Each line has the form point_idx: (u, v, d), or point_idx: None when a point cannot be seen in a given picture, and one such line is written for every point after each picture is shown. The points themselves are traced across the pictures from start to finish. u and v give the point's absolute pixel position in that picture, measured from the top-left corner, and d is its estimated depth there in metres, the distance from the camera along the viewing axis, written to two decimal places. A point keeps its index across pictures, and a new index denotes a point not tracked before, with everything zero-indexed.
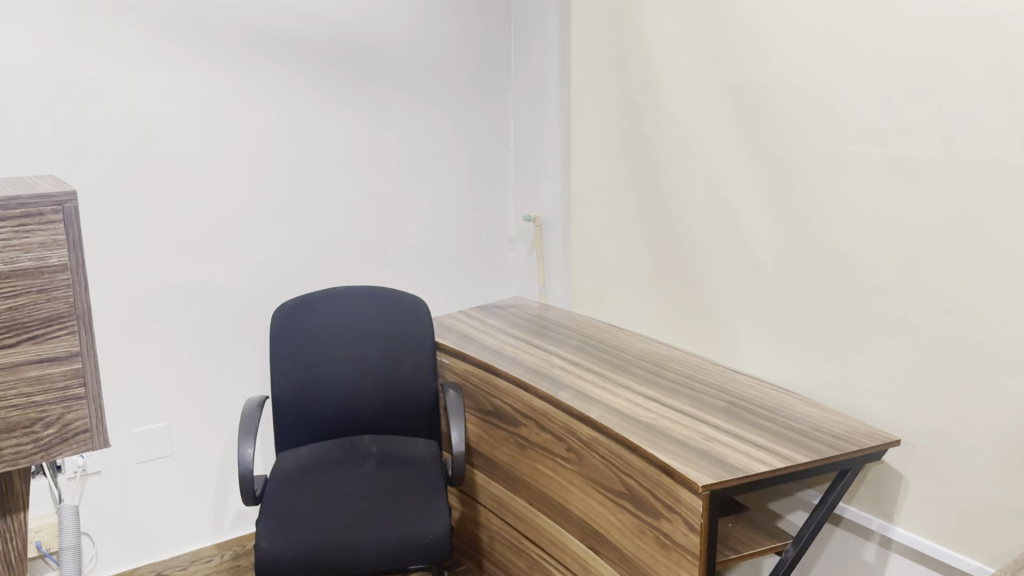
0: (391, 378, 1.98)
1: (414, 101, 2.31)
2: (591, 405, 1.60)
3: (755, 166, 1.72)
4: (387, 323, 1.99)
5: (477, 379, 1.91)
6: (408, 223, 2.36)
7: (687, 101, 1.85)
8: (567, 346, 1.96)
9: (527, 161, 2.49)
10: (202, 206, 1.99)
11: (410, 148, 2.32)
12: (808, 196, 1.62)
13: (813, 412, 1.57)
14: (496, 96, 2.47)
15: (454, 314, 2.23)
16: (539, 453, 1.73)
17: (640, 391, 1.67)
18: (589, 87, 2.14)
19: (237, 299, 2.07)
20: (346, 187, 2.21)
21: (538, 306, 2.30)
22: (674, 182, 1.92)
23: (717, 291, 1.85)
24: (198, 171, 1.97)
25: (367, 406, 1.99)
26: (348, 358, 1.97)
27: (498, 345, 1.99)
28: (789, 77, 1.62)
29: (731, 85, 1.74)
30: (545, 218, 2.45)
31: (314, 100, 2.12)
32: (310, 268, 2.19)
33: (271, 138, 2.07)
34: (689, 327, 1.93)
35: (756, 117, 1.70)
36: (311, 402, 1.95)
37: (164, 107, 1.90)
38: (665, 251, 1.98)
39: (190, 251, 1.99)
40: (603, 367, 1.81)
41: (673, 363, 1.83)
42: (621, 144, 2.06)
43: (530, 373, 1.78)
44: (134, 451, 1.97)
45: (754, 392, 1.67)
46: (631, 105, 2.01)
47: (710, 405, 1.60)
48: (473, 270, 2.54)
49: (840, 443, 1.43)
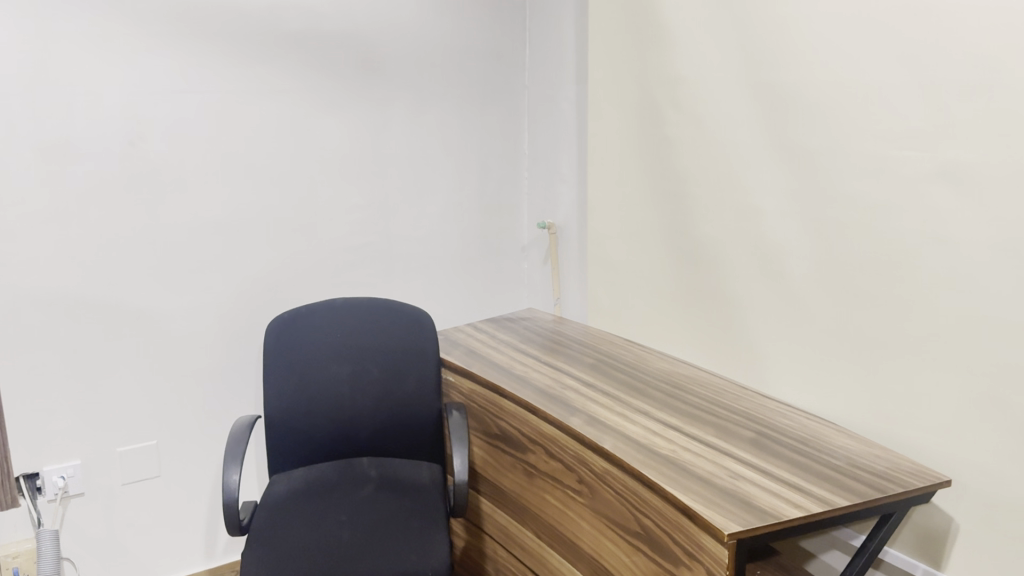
0: (392, 398, 1.85)
1: (420, 102, 2.18)
2: (602, 434, 1.46)
3: (785, 172, 1.56)
4: (390, 337, 1.86)
5: (482, 400, 1.77)
6: (415, 230, 2.23)
7: (710, 100, 1.70)
8: (581, 365, 1.82)
9: (541, 166, 2.35)
10: (193, 213, 1.87)
11: (416, 151, 2.19)
12: (845, 206, 1.46)
13: (851, 445, 1.42)
14: (508, 96, 2.34)
15: (462, 327, 2.09)
16: (547, 484, 1.59)
17: (657, 418, 1.52)
18: (607, 87, 1.99)
19: (229, 312, 1.95)
20: (348, 192, 2.09)
21: (553, 319, 2.16)
22: (698, 189, 1.77)
23: (744, 308, 1.70)
24: (188, 175, 1.85)
25: (367, 428, 1.86)
26: (347, 375, 1.84)
27: (507, 362, 1.84)
28: (825, 74, 1.46)
29: (758, 83, 1.59)
30: (560, 225, 2.30)
31: (313, 100, 2.00)
32: (310, 279, 2.07)
33: (267, 140, 1.95)
34: (714, 346, 1.78)
35: (786, 118, 1.54)
36: (306, 422, 1.82)
37: (153, 108, 1.78)
38: (687, 263, 1.83)
39: (181, 260, 1.87)
40: (618, 389, 1.67)
41: (695, 384, 1.68)
42: (640, 146, 1.91)
43: (538, 395, 1.64)
44: (120, 471, 1.85)
45: (784, 420, 1.51)
46: (650, 104, 1.86)
47: (737, 435, 1.45)
48: (484, 279, 2.41)
49: (884, 484, 1.28)
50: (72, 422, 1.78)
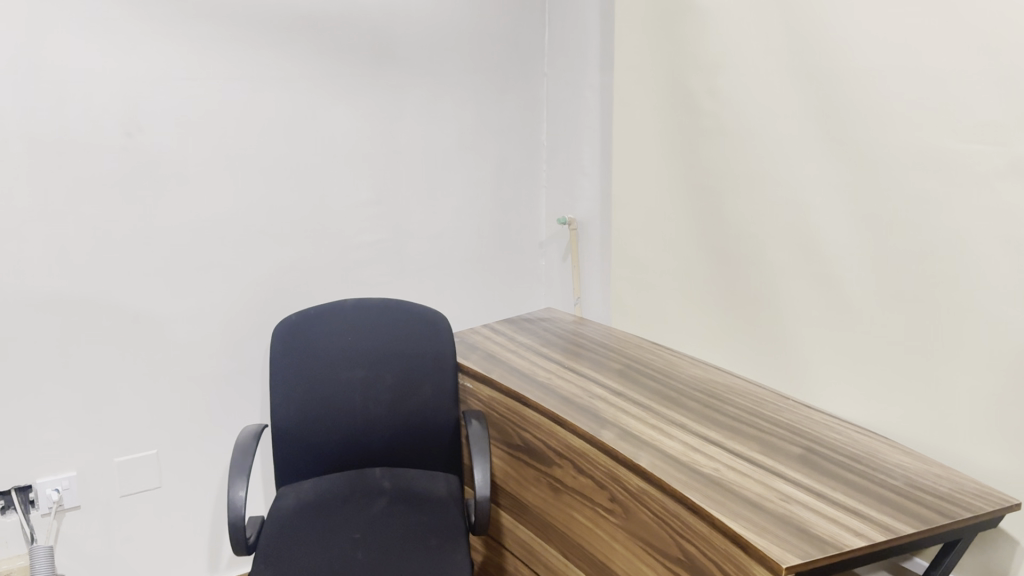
0: (407, 406, 1.74)
1: (435, 90, 2.07)
2: (638, 449, 1.35)
3: (834, 167, 1.46)
4: (405, 341, 1.75)
5: (503, 409, 1.66)
6: (429, 226, 2.13)
7: (752, 89, 1.59)
8: (607, 371, 1.71)
9: (561, 158, 2.25)
10: (195, 208, 1.75)
11: (430, 142, 2.08)
12: (903, 205, 1.35)
13: (907, 463, 1.32)
14: (526, 84, 2.24)
15: (478, 330, 1.98)
16: (575, 500, 1.48)
17: (696, 431, 1.42)
18: (634, 74, 1.88)
19: (233, 313, 1.84)
20: (359, 186, 1.98)
21: (574, 320, 2.06)
22: (735, 184, 1.66)
23: (787, 311, 1.60)
24: (189, 168, 1.73)
25: (380, 438, 1.75)
26: (359, 381, 1.73)
27: (528, 368, 1.73)
28: (882, 61, 1.35)
29: (805, 70, 1.47)
30: (581, 221, 2.19)
31: (323, 88, 1.88)
32: (319, 278, 1.96)
33: (274, 130, 1.83)
34: (753, 351, 1.68)
35: (837, 108, 1.43)
36: (316, 431, 1.72)
37: (152, 96, 1.66)
38: (723, 263, 1.72)
39: (184, 259, 1.76)
40: (651, 399, 1.56)
41: (732, 393, 1.58)
42: (673, 139, 1.80)
43: (564, 405, 1.54)
44: (118, 483, 1.75)
45: (830, 435, 1.41)
46: (685, 93, 1.75)
47: (785, 453, 1.35)
48: (499, 277, 2.31)
49: (948, 508, 1.18)
50: (67, 431, 1.68)
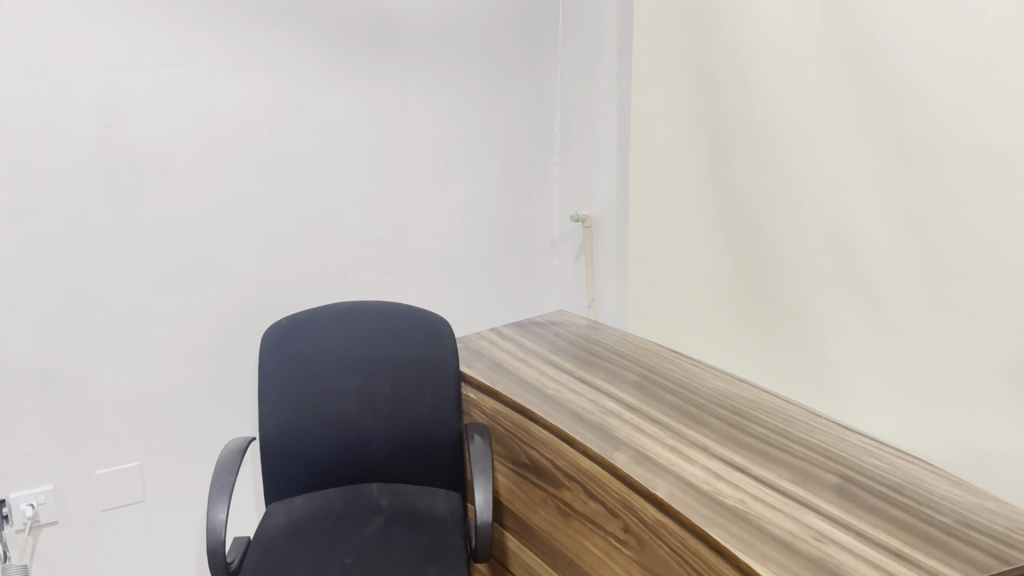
0: (406, 417, 1.62)
1: (440, 77, 1.94)
2: (654, 476, 1.22)
3: (876, 163, 1.31)
4: (406, 347, 1.63)
5: (508, 423, 1.54)
6: (433, 222, 2.00)
7: (786, 75, 1.44)
8: (622, 382, 1.58)
9: (576, 151, 2.11)
10: (181, 204, 1.63)
11: (435, 133, 1.96)
12: (957, 207, 1.21)
13: (957, 495, 1.18)
14: (539, 71, 2.10)
15: (484, 335, 1.85)
16: (585, 527, 1.36)
17: (719, 456, 1.28)
18: (655, 60, 1.73)
19: (222, 317, 1.73)
20: (358, 180, 1.85)
21: (587, 324, 1.92)
22: (764, 180, 1.52)
23: (820, 321, 1.46)
24: (175, 161, 1.61)
25: (377, 452, 1.63)
26: (355, 391, 1.61)
27: (535, 378, 1.60)
28: (934, 42, 1.20)
29: (845, 54, 1.32)
30: (596, 218, 2.06)
31: (320, 74, 1.75)
32: (315, 278, 1.84)
33: (267, 120, 1.70)
34: (782, 363, 1.55)
35: (881, 96, 1.28)
36: (308, 445, 1.60)
37: (133, 83, 1.53)
38: (750, 266, 1.58)
39: (169, 259, 1.64)
40: (669, 416, 1.42)
41: (759, 410, 1.44)
42: (696, 132, 1.66)
43: (575, 422, 1.41)
44: (98, 497, 1.64)
45: (868, 461, 1.28)
46: (710, 80, 1.60)
47: (817, 482, 1.22)
48: (507, 276, 2.18)
49: (1005, 552, 1.04)
50: (43, 443, 1.57)
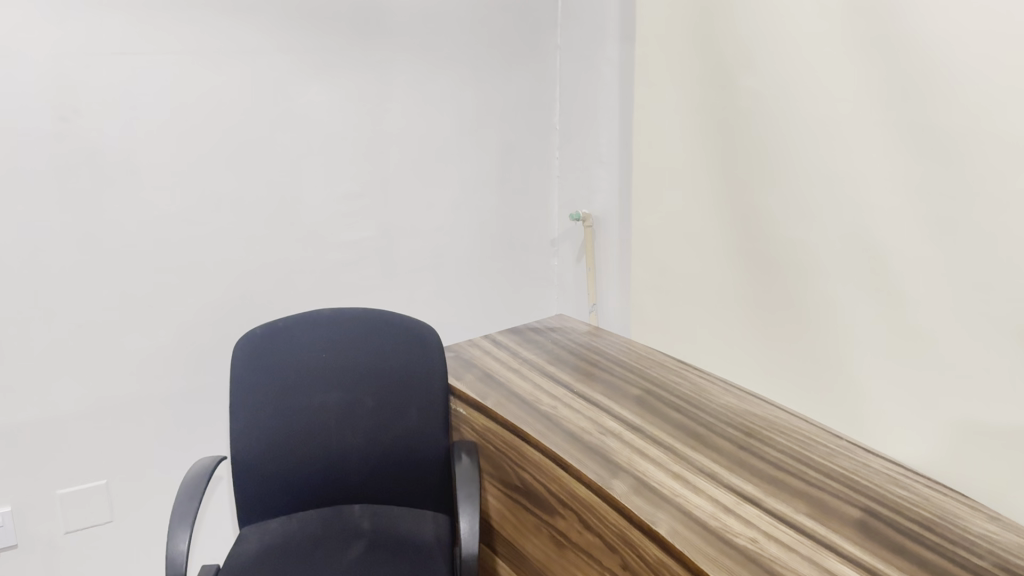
0: (389, 434, 1.50)
1: (428, 65, 1.81)
2: (654, 510, 1.09)
3: (903, 158, 1.17)
4: (389, 359, 1.50)
5: (499, 442, 1.41)
6: (423, 221, 1.88)
7: (800, 59, 1.30)
8: (621, 397, 1.45)
9: (575, 144, 1.98)
10: (146, 206, 1.51)
11: (423, 126, 1.83)
12: (996, 208, 1.07)
13: (996, 535, 1.05)
14: (535, 59, 1.97)
15: (477, 342, 1.73)
16: (580, 560, 1.23)
17: (729, 486, 1.15)
18: (660, 45, 1.59)
19: (193, 325, 1.62)
20: (340, 177, 1.73)
21: (587, 331, 1.80)
22: (777, 177, 1.38)
23: (839, 332, 1.32)
24: (138, 158, 1.49)
25: (357, 471, 1.51)
26: (334, 406, 1.49)
27: (528, 392, 1.47)
28: (969, 21, 1.05)
29: (867, 36, 1.18)
30: (597, 216, 1.92)
31: (296, 62, 1.62)
32: (294, 283, 1.73)
33: (239, 113, 1.58)
34: (797, 377, 1.41)
35: (908, 84, 1.14)
36: (284, 463, 1.48)
37: (89, 74, 1.41)
38: (763, 271, 1.45)
39: (134, 264, 1.53)
40: (672, 437, 1.29)
41: (772, 432, 1.31)
42: (703, 124, 1.52)
43: (570, 444, 1.28)
44: (61, 517, 1.55)
45: (896, 492, 1.15)
46: (718, 66, 1.46)
47: (837, 516, 1.09)
48: (502, 278, 2.06)
49: None
50: None
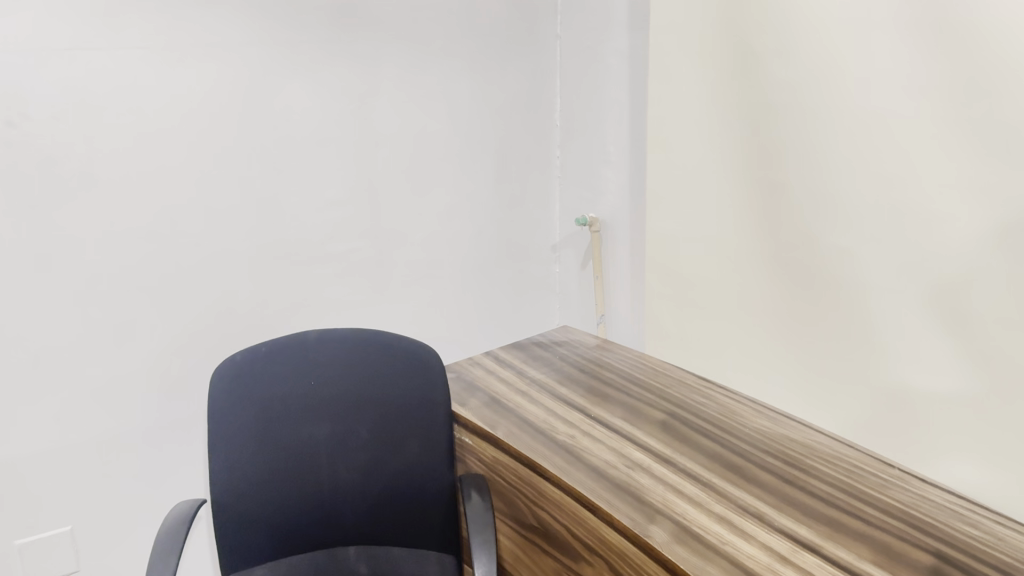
0: (387, 469, 1.35)
1: (419, 59, 1.66)
2: (703, 562, 0.96)
3: (969, 157, 1.05)
4: (386, 386, 1.36)
5: (511, 476, 1.27)
6: (417, 228, 1.76)
7: (844, 48, 1.18)
8: (646, 422, 1.32)
9: (578, 143, 1.87)
10: (108, 220, 1.35)
11: (416, 125, 1.70)
12: None
13: None
14: (533, 52, 1.85)
15: (479, 361, 1.59)
16: None
17: (781, 530, 1.03)
18: (678, 34, 1.46)
19: (166, 352, 1.47)
20: (325, 183, 1.59)
21: (597, 344, 1.67)
22: (816, 178, 1.26)
23: (890, 348, 1.21)
24: (98, 166, 1.32)
25: (353, 511, 1.36)
26: (325, 439, 1.34)
27: (543, 418, 1.34)
28: None
29: (927, 21, 1.07)
30: (604, 220, 1.81)
31: (278, 56, 1.47)
32: (276, 300, 1.58)
33: (212, 114, 1.42)
34: (838, 396, 1.30)
35: (979, 73, 1.02)
36: (270, 506, 1.32)
37: (40, 71, 1.24)
38: (800, 280, 1.33)
39: (97, 284, 1.36)
40: (710, 469, 1.17)
41: (816, 460, 1.19)
42: (728, 121, 1.40)
43: (597, 480, 1.15)
44: (20, 569, 1.40)
45: (964, 532, 1.02)
46: (746, 57, 1.34)
47: (907, 563, 0.96)
48: (502, 286, 1.96)
49: None
50: None
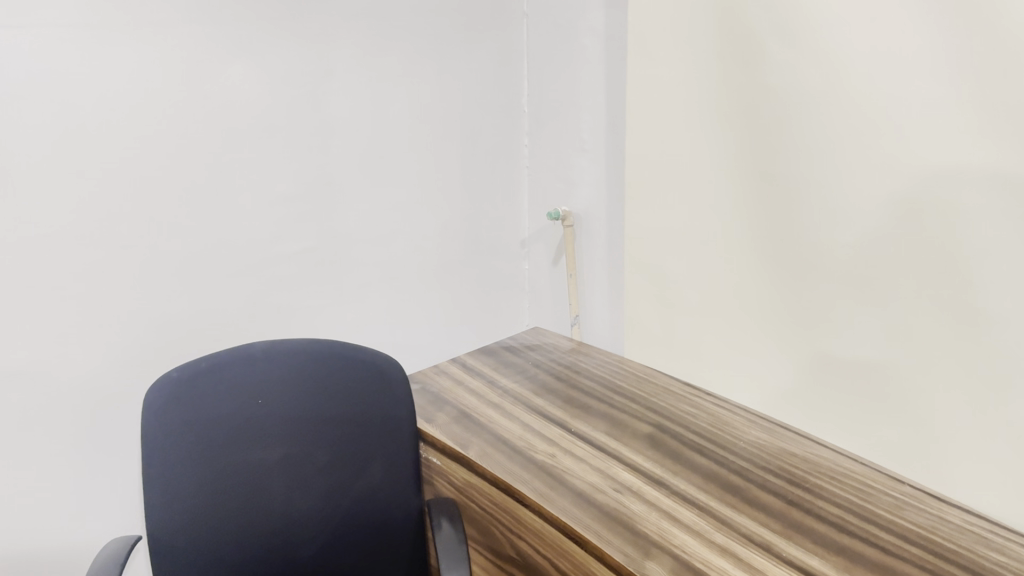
0: (348, 495, 1.22)
1: (377, 40, 1.52)
2: None
3: (991, 147, 0.94)
4: (346, 404, 1.22)
5: (485, 501, 1.15)
6: (378, 224, 1.63)
7: (848, 25, 1.06)
8: (632, 436, 1.21)
9: (550, 131, 1.75)
10: (29, 221, 1.18)
11: (375, 112, 1.56)
12: None
13: None
14: (499, 33, 1.73)
15: (448, 369, 1.47)
16: None
17: (793, 562, 0.91)
18: (662, 12, 1.34)
19: (98, 367, 1.32)
20: (276, 177, 1.45)
21: (573, 348, 1.56)
22: (814, 169, 1.16)
23: (899, 353, 1.11)
24: (16, 160, 1.15)
25: (310, 544, 1.22)
26: (277, 466, 1.19)
27: (520, 433, 1.22)
28: None
29: None
30: (578, 214, 1.71)
31: (220, 35, 1.31)
32: (221, 308, 1.43)
33: (147, 100, 1.25)
34: (837, 406, 1.21)
35: (1008, 51, 0.90)
36: (215, 544, 1.15)
37: None
38: (796, 279, 1.23)
39: (16, 295, 1.20)
40: (706, 491, 1.06)
41: (819, 478, 1.09)
42: (716, 107, 1.29)
43: (582, 506, 1.03)
44: None
45: (989, 557, 0.92)
46: (737, 35, 1.22)
47: None
48: (468, 282, 1.86)
49: None
50: None
